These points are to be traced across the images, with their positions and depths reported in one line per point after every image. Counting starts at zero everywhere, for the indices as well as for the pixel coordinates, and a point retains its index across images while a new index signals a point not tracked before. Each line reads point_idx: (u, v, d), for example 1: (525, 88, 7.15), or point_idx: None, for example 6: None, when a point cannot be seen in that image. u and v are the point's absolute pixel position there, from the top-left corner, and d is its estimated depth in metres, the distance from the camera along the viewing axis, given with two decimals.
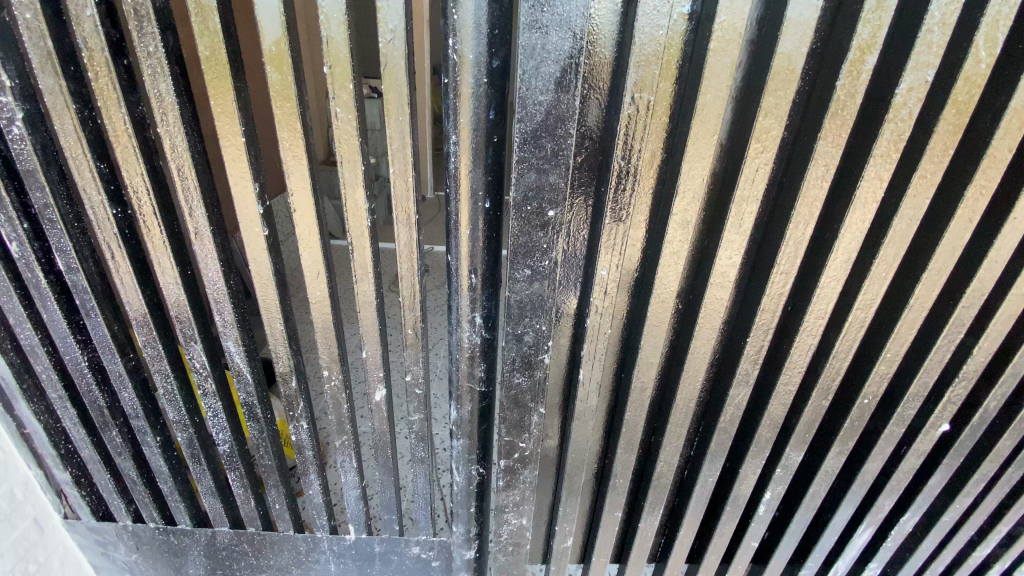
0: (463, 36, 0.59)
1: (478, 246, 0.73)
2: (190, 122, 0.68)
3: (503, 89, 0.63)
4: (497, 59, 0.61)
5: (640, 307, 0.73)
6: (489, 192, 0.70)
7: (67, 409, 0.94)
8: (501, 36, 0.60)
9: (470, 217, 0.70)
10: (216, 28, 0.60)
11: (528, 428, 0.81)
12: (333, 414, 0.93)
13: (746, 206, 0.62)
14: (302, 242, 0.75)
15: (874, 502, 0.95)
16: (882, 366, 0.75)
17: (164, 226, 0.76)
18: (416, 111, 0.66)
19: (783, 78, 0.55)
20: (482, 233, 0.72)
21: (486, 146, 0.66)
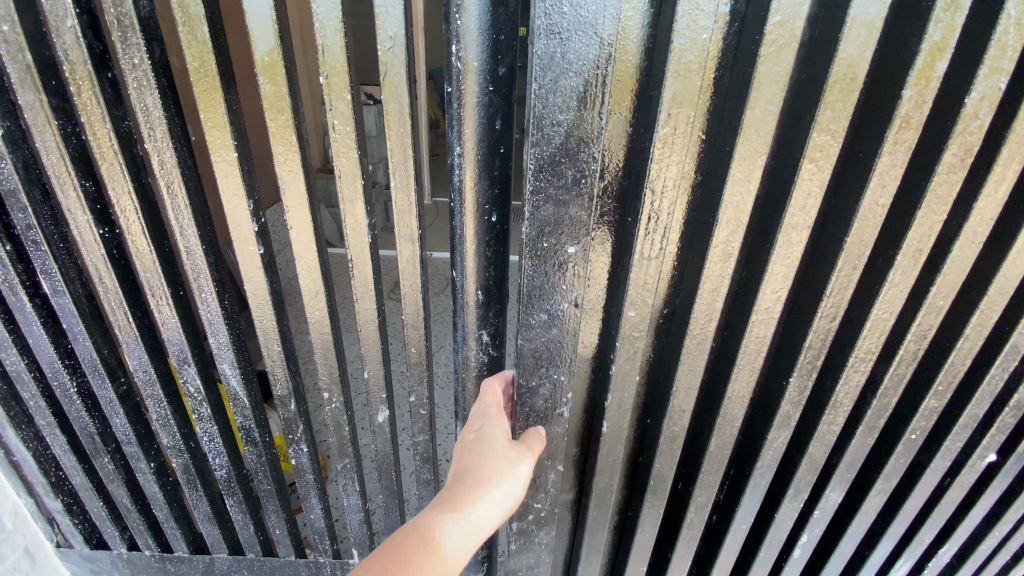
0: (466, 42, 0.56)
1: (484, 261, 0.70)
2: (180, 137, 0.65)
3: (509, 98, 0.60)
4: (503, 64, 0.58)
5: (673, 347, 0.69)
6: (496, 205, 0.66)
7: (57, 436, 0.90)
8: (507, 41, 0.57)
9: (478, 232, 0.67)
10: (205, 38, 0.57)
11: (544, 488, 0.79)
12: (334, 435, 0.89)
13: (794, 232, 0.59)
14: (301, 260, 0.71)
15: (915, 536, 0.92)
16: (933, 401, 0.73)
17: (153, 244, 0.72)
18: (418, 123, 0.63)
19: (844, 87, 0.51)
20: (489, 247, 0.69)
21: (492, 157, 0.63)
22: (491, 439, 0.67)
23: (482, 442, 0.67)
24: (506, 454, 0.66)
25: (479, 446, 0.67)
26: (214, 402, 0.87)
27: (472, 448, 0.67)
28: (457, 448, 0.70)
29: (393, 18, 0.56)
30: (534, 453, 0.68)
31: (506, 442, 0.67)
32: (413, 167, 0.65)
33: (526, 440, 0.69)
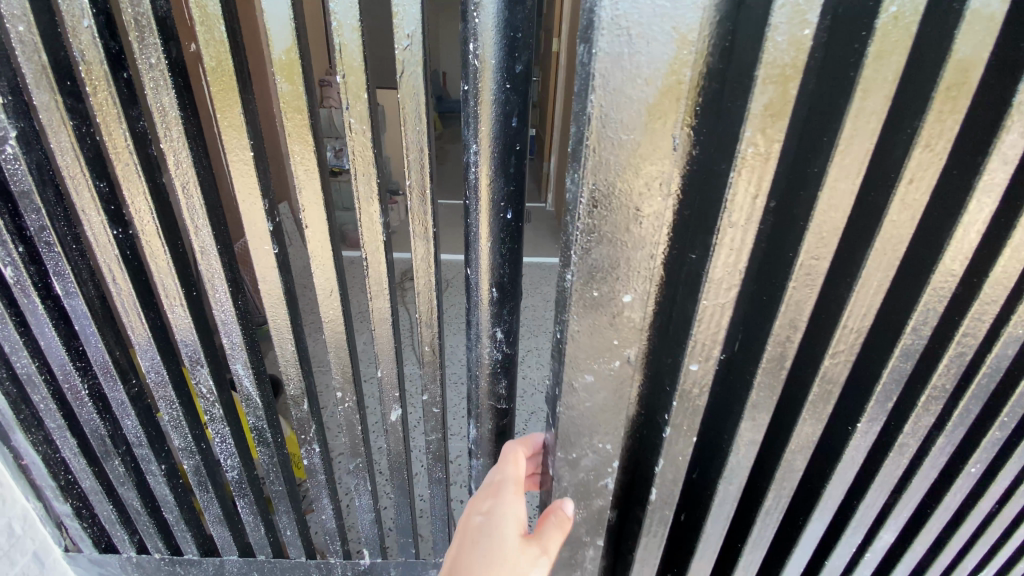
0: (484, 41, 0.56)
1: (499, 259, 0.70)
2: (195, 136, 0.65)
3: (526, 95, 0.60)
4: (520, 62, 0.58)
5: (732, 392, 0.65)
6: (510, 203, 0.66)
7: (67, 439, 0.90)
8: (525, 40, 0.57)
9: (494, 230, 0.67)
10: (223, 37, 0.57)
11: (583, 563, 0.76)
12: (346, 435, 0.89)
13: (885, 269, 0.53)
14: (315, 259, 0.71)
15: (961, 561, 0.94)
16: (996, 431, 0.72)
17: (167, 245, 0.72)
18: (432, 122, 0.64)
19: (954, 93, 0.45)
20: (504, 245, 0.69)
21: (508, 155, 0.63)
22: (501, 545, 0.64)
23: (490, 544, 0.64)
24: (514, 565, 0.63)
25: (486, 548, 0.64)
26: (226, 401, 0.87)
27: (479, 545, 0.64)
28: (462, 531, 0.66)
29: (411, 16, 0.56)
30: (547, 556, 0.65)
31: (518, 552, 0.64)
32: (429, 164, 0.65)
33: (542, 535, 0.66)
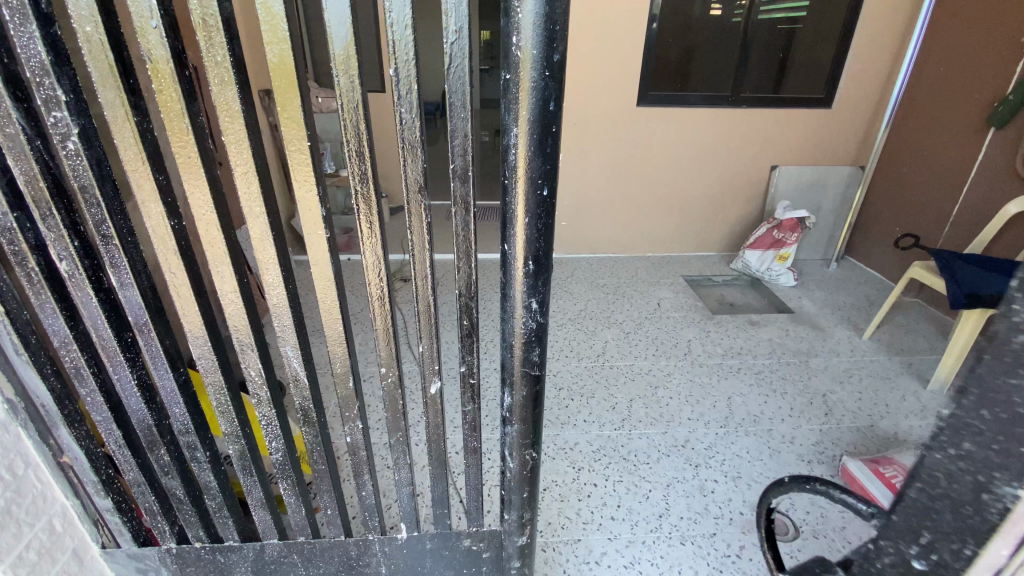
0: (525, 32, 0.63)
1: (534, 234, 0.77)
2: (252, 129, 0.70)
3: (562, 81, 0.67)
4: (559, 48, 0.65)
5: None
6: (545, 178, 0.73)
7: (114, 432, 0.93)
8: (563, 28, 0.64)
9: (531, 204, 0.74)
10: (285, 36, 0.62)
11: None
12: (388, 411, 0.94)
13: None
14: (366, 243, 0.78)
15: None
16: None
17: (223, 235, 0.76)
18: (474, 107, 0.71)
19: None
20: (539, 220, 0.76)
21: (546, 137, 0.70)
22: None
23: None
24: None
25: None
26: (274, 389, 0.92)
27: None
28: None
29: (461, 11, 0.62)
30: None
31: None
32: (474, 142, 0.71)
33: None
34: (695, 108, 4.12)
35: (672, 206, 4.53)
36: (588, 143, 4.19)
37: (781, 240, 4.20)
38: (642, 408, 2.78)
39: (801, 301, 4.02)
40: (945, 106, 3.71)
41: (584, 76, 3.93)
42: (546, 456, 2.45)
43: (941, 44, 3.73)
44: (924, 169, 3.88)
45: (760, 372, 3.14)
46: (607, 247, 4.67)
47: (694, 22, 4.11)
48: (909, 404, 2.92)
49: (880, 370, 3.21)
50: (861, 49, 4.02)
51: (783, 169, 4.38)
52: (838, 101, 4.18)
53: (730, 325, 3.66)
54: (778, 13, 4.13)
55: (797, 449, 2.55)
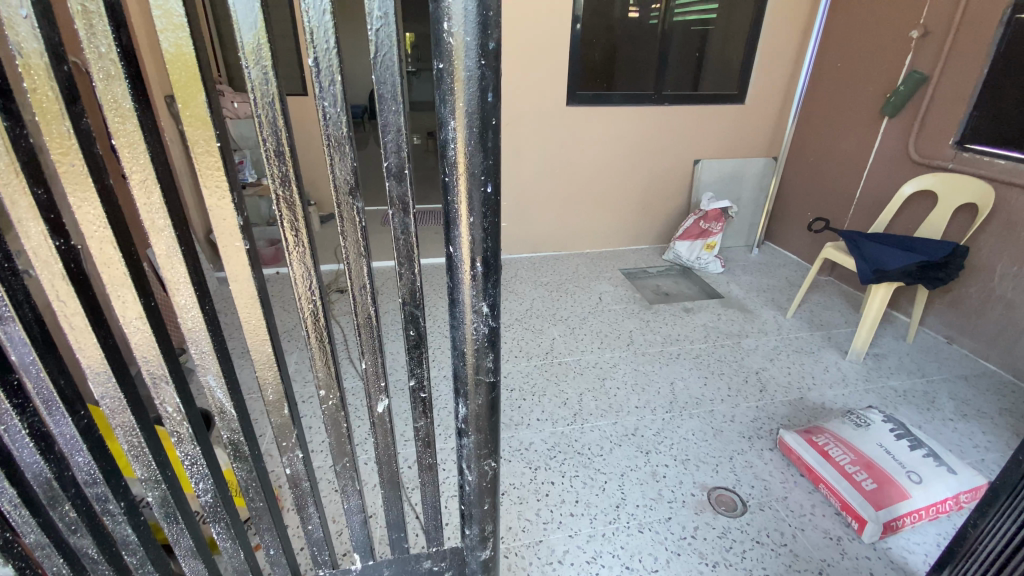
0: (456, 18, 0.59)
1: (478, 234, 0.72)
2: (150, 133, 0.61)
3: (497, 72, 0.64)
4: (494, 35, 0.61)
5: None
6: (488, 175, 0.69)
7: (5, 491, 0.80)
8: (495, 15, 0.61)
9: (477, 203, 0.70)
10: (182, 23, 0.55)
11: None
12: (332, 437, 0.87)
13: None
14: (293, 254, 0.70)
15: None
16: None
17: (122, 255, 0.66)
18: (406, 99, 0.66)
19: None
20: (483, 219, 0.71)
21: (484, 130, 0.66)
22: None
23: None
24: None
25: None
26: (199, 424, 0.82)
27: None
28: None
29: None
30: None
31: None
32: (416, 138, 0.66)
33: None
34: (621, 106, 4.25)
35: (606, 202, 4.64)
36: (521, 142, 4.19)
37: (708, 230, 4.42)
38: (592, 401, 2.81)
39: (730, 286, 4.25)
40: (843, 99, 4.06)
41: (513, 78, 3.93)
42: (503, 460, 2.41)
43: (836, 43, 4.09)
44: (831, 157, 4.22)
45: (699, 356, 3.26)
46: (546, 245, 4.71)
47: (615, 23, 4.12)
48: (832, 375, 3.16)
49: (804, 346, 3.44)
50: (767, 48, 4.30)
51: (704, 162, 4.63)
52: (750, 96, 4.46)
53: (667, 313, 3.79)
54: (692, 13, 4.27)
55: (738, 427, 2.67)
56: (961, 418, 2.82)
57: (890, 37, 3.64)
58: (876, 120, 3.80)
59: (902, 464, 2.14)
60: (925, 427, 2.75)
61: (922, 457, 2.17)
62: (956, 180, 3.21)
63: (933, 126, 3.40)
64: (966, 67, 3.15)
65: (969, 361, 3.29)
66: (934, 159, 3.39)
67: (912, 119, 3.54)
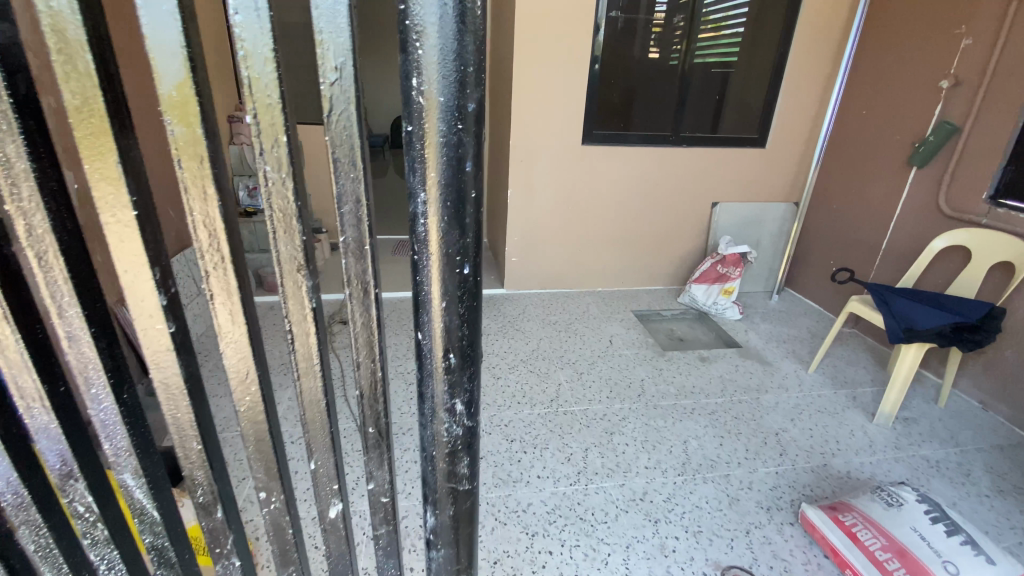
0: (430, 76, 0.48)
1: (454, 324, 0.60)
2: (52, 190, 0.60)
3: (480, 137, 0.52)
4: (474, 92, 0.50)
5: None
6: (463, 253, 0.57)
7: None
8: (474, 70, 0.49)
9: (449, 283, 0.58)
10: (90, 71, 0.49)
11: None
12: (273, 542, 0.74)
13: None
14: (225, 338, 0.60)
15: None
16: None
17: (30, 350, 0.68)
18: (370, 163, 0.55)
19: None
20: (458, 305, 0.59)
21: (463, 204, 0.54)
22: None
23: None
24: None
25: None
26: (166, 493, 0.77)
27: None
28: None
29: (345, 52, 0.48)
30: None
31: None
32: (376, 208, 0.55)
33: None
34: (638, 146, 4.19)
35: (619, 241, 4.53)
36: (533, 178, 4.13)
37: (725, 274, 4.27)
38: (598, 458, 2.63)
39: (748, 333, 4.06)
40: (869, 146, 3.94)
41: (526, 114, 3.92)
42: (498, 522, 2.23)
43: (861, 89, 4.01)
44: (855, 206, 4.07)
45: (714, 412, 3.06)
46: (556, 283, 4.59)
47: (633, 64, 4.07)
48: (858, 440, 2.93)
49: (828, 406, 3.22)
50: (790, 93, 4.23)
51: (722, 205, 4.52)
52: (771, 140, 4.36)
53: (682, 361, 3.61)
54: (714, 55, 4.21)
55: (755, 496, 2.46)
56: (1001, 496, 2.56)
57: (919, 87, 3.53)
58: (903, 169, 3.67)
59: (937, 552, 1.90)
60: (960, 505, 2.50)
61: (960, 545, 1.92)
62: (992, 237, 3.02)
63: (965, 179, 3.25)
64: (1001, 119, 3.02)
65: (1009, 431, 3.03)
66: (967, 212, 3.23)
67: (942, 170, 3.39)
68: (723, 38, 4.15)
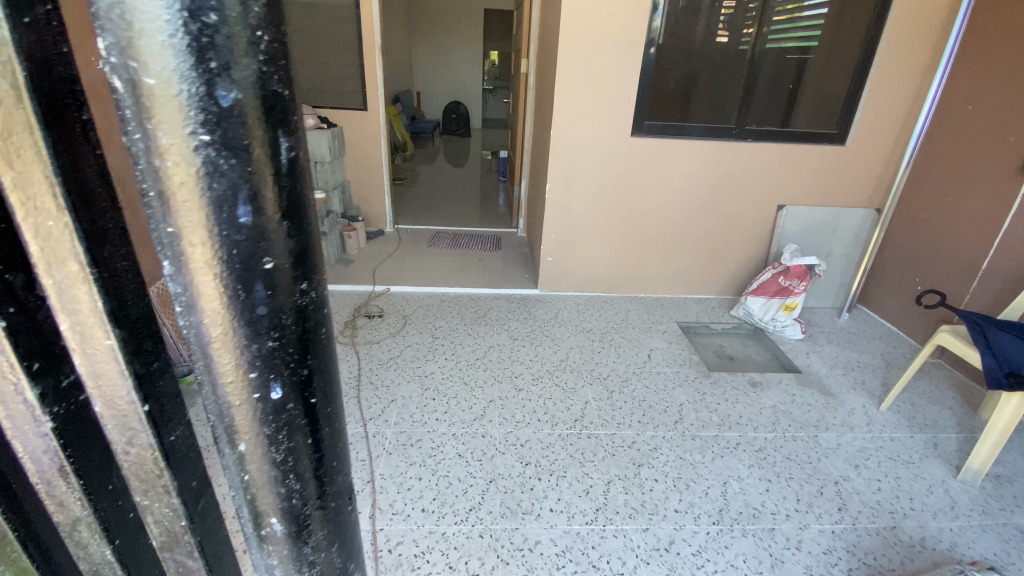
0: (164, 79, 0.35)
1: (277, 495, 0.54)
2: None
3: (260, 185, 0.41)
4: (274, 178, 0.42)
5: None
6: (273, 378, 0.49)
7: None
8: (264, 152, 0.40)
9: (267, 426, 0.50)
10: None
11: None
12: None
13: None
14: None
15: None
16: None
17: None
18: (62, 161, 0.46)
19: None
20: (266, 421, 0.50)
21: (240, 276, 0.43)
22: None
23: None
24: None
25: None
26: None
27: None
28: None
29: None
30: None
31: None
32: (82, 236, 0.48)
33: None
34: (696, 140, 3.76)
35: (668, 244, 4.13)
36: (574, 174, 3.83)
37: (788, 288, 3.80)
38: (620, 494, 2.34)
39: (809, 357, 3.59)
40: (973, 147, 3.34)
41: (568, 104, 3.60)
42: (500, 560, 2.00)
43: (967, 80, 3.40)
44: (951, 216, 3.48)
45: (762, 450, 2.68)
46: (596, 286, 4.28)
47: (695, 49, 3.60)
48: (937, 500, 2.46)
49: (901, 453, 2.75)
50: (879, 83, 3.66)
51: (790, 209, 4.02)
52: (852, 137, 3.80)
53: (729, 387, 3.20)
54: (790, 39, 3.64)
55: (804, 559, 2.10)
56: None
57: None
58: (1017, 177, 3.07)
59: None
60: None
61: None
62: None
63: None
64: None
65: None
66: None
67: None
68: (803, 20, 3.58)
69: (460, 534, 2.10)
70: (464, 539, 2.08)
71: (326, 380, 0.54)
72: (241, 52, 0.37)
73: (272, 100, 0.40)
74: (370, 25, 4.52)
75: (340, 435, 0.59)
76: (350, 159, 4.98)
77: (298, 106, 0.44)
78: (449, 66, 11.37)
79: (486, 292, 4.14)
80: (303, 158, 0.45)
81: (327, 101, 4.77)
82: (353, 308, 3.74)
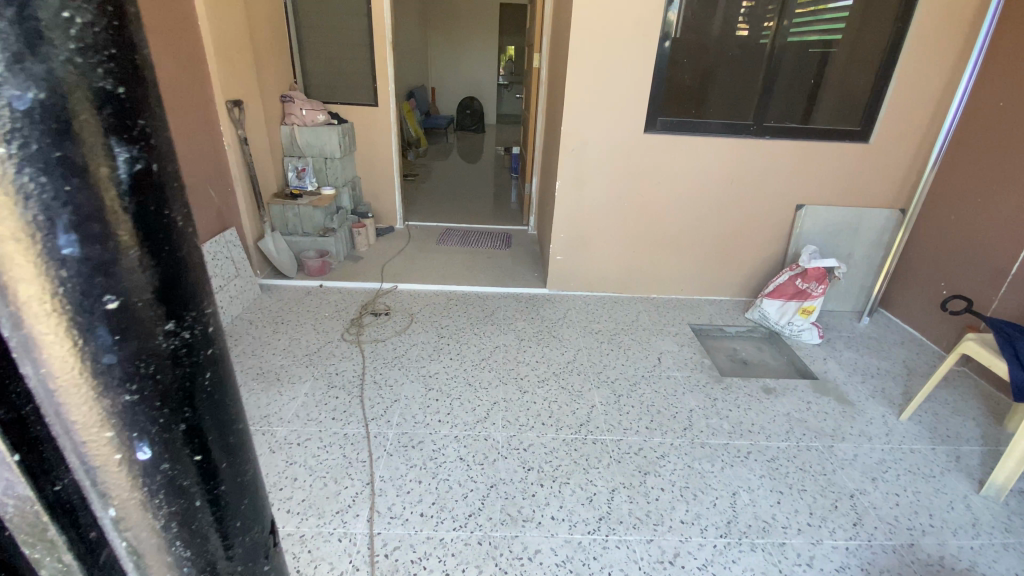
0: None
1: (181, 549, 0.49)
2: None
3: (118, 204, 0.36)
4: (124, 201, 0.36)
5: None
6: (142, 434, 0.43)
7: None
8: (116, 169, 0.35)
9: (146, 482, 0.45)
10: None
11: None
12: None
13: None
14: None
15: None
16: None
17: None
18: None
19: None
20: (153, 472, 0.45)
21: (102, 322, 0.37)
22: None
23: None
24: None
25: None
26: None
27: None
28: None
29: None
30: None
31: None
32: None
33: None
34: (712, 136, 3.65)
35: (680, 244, 4.03)
36: (585, 171, 3.75)
37: (805, 291, 3.67)
38: (625, 503, 2.28)
39: (827, 362, 3.46)
40: (1005, 145, 3.18)
41: (579, 99, 3.52)
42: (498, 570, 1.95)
43: (1001, 74, 3.23)
44: (981, 218, 3.32)
45: (774, 460, 2.58)
46: (607, 285, 4.19)
47: (711, 43, 3.48)
48: (958, 516, 2.35)
49: (922, 466, 2.62)
50: (905, 78, 3.50)
51: (809, 209, 3.89)
52: (877, 134, 3.65)
53: (741, 393, 3.10)
54: (812, 33, 3.48)
55: None
56: None
57: None
58: None
59: None
60: None
61: None
62: None
63: None
64: None
65: None
66: None
67: None
68: (826, 12, 3.43)
69: (458, 541, 2.05)
70: (462, 546, 2.03)
71: (218, 424, 0.51)
72: (53, 26, 0.30)
73: (104, 90, 0.34)
74: (381, 20, 4.48)
75: (246, 486, 0.57)
76: (361, 156, 4.96)
77: (158, 118, 0.40)
78: (464, 62, 11.33)
79: (493, 290, 4.09)
80: (160, 171, 0.40)
81: (338, 96, 4.76)
82: (360, 305, 3.72)
